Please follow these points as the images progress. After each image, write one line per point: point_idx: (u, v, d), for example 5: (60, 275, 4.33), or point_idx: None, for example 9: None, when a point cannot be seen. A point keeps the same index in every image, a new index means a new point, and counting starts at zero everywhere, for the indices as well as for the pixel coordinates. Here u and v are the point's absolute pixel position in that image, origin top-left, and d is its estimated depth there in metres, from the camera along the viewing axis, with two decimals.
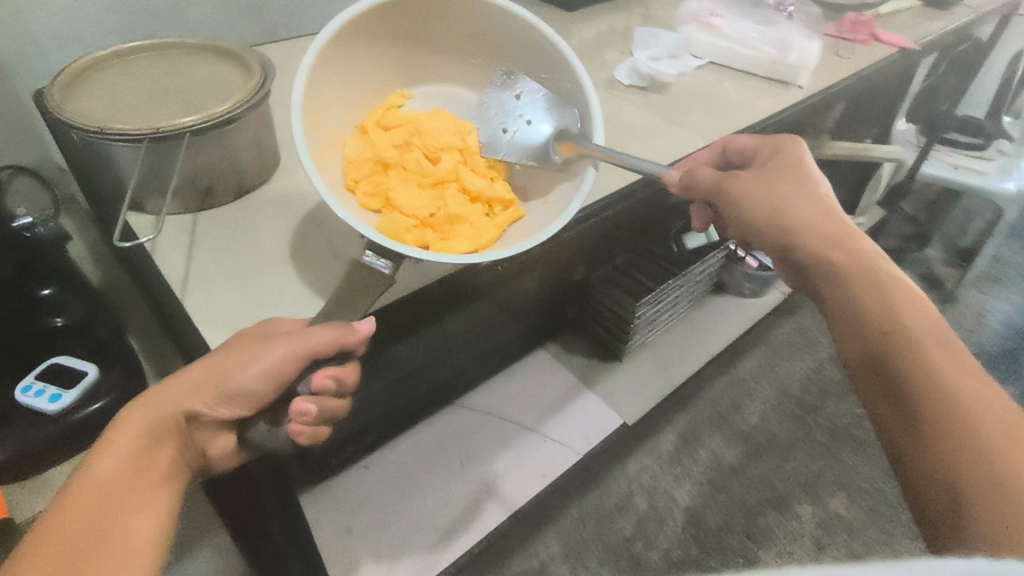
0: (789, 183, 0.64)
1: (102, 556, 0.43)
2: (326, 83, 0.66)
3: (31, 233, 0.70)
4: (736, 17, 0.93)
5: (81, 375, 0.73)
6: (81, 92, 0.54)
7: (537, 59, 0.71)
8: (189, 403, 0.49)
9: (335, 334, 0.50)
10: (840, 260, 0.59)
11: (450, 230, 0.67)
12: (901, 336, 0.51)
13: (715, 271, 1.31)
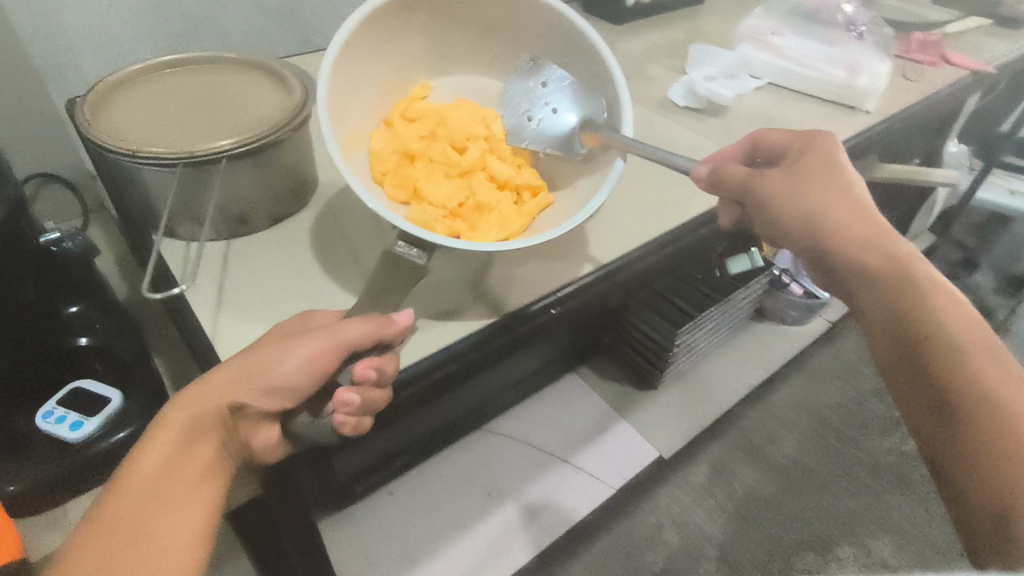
0: (825, 183, 0.57)
1: (138, 559, 0.41)
2: (352, 81, 0.63)
3: (62, 248, 0.62)
4: (798, 36, 0.88)
5: (105, 402, 0.61)
6: (111, 109, 0.51)
7: (567, 52, 0.67)
8: (234, 395, 0.46)
9: (376, 326, 0.48)
10: (875, 267, 0.54)
11: (479, 218, 0.64)
12: (944, 350, 0.49)
13: (757, 297, 1.24)
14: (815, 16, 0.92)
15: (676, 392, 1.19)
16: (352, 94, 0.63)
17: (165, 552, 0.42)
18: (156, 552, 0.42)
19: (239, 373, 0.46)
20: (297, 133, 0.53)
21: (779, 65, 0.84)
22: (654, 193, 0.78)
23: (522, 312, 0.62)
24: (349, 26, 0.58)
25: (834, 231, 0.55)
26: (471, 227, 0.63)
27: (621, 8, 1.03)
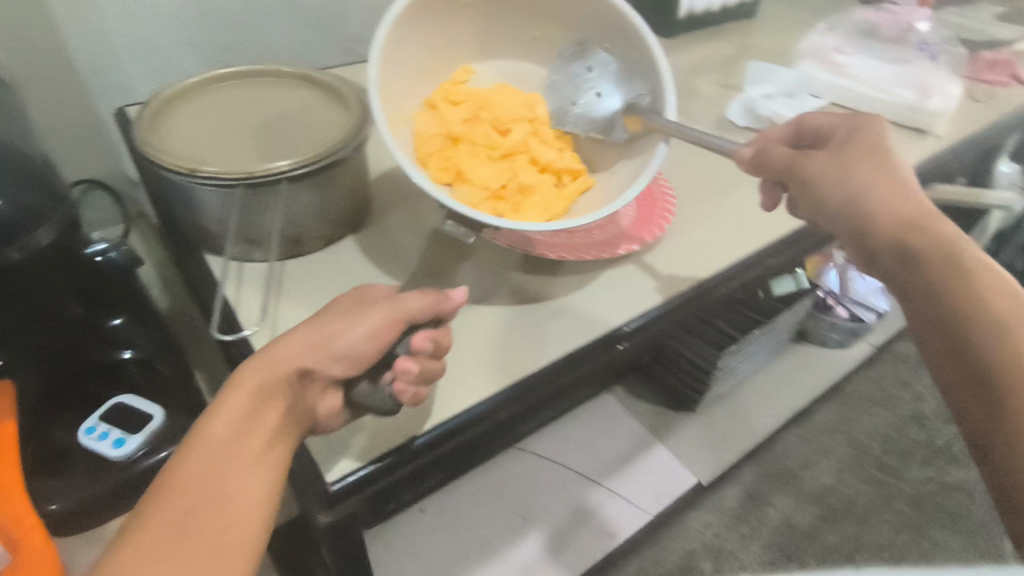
0: (873, 162, 0.53)
1: (215, 520, 0.39)
2: (396, 64, 0.58)
3: (106, 258, 0.58)
4: (864, 56, 0.85)
5: (146, 419, 0.61)
6: (167, 124, 0.50)
7: (609, 35, 0.62)
8: (304, 357, 0.44)
9: (435, 299, 0.47)
10: (925, 251, 0.50)
11: (522, 199, 0.59)
12: (1000, 336, 0.45)
13: (799, 320, 1.18)
14: (878, 35, 0.90)
15: (715, 416, 1.15)
16: (399, 82, 0.60)
17: (236, 519, 0.40)
18: (228, 519, 0.39)
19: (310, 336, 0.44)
20: (355, 154, 0.52)
21: (843, 85, 0.81)
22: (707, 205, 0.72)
23: (585, 348, 0.55)
24: (392, 12, 0.55)
25: (879, 209, 0.51)
26: (514, 209, 0.58)
27: (673, 19, 1.00)
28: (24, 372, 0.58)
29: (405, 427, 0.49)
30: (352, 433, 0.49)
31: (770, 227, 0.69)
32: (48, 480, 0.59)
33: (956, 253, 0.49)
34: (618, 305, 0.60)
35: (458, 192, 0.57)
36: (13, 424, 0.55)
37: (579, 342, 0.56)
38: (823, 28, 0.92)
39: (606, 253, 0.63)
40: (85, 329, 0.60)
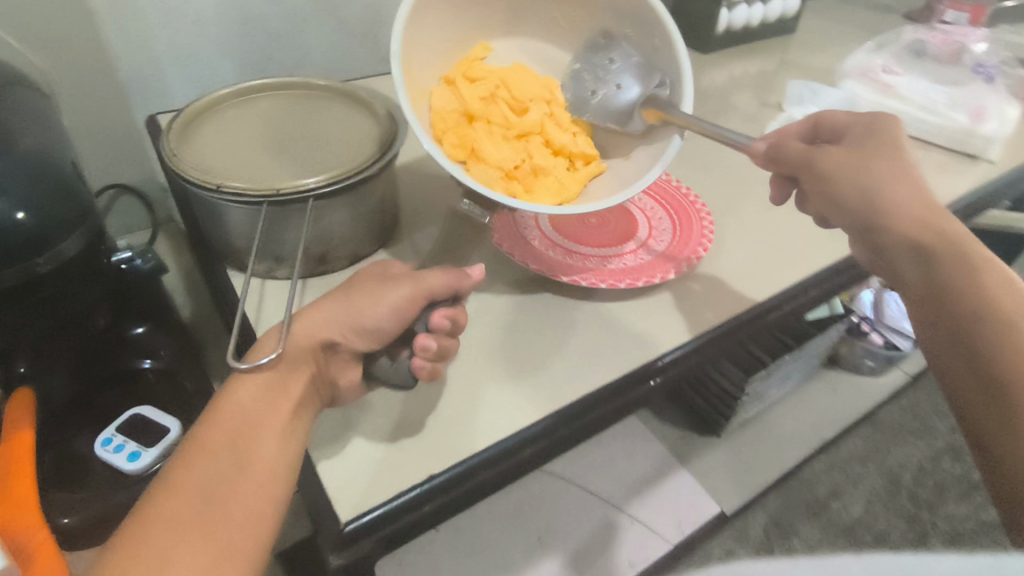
0: (890, 159, 0.50)
1: (240, 477, 0.40)
2: (417, 41, 0.57)
3: (133, 265, 0.58)
4: (913, 75, 0.82)
5: (163, 432, 0.57)
6: (196, 137, 0.49)
7: (633, 27, 0.59)
8: (329, 330, 0.46)
9: (454, 277, 0.50)
10: (929, 243, 0.47)
11: (535, 181, 0.59)
12: (999, 324, 0.42)
13: (831, 345, 1.13)
14: (929, 53, 0.86)
15: (741, 441, 1.10)
16: (419, 61, 0.58)
17: (260, 486, 0.41)
18: (252, 486, 0.40)
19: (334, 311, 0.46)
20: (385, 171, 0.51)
21: (890, 108, 0.78)
22: (746, 227, 0.70)
23: (620, 382, 0.53)
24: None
25: (893, 207, 0.48)
26: (526, 190, 0.58)
27: (711, 35, 0.98)
28: (50, 378, 0.56)
29: (427, 449, 0.48)
30: (373, 453, 0.48)
31: (809, 254, 0.66)
32: (61, 494, 0.54)
33: (968, 252, 0.46)
34: (652, 335, 0.57)
35: (471, 170, 0.57)
36: (29, 431, 0.51)
37: (613, 375, 0.53)
38: (869, 47, 0.88)
39: (641, 280, 0.59)
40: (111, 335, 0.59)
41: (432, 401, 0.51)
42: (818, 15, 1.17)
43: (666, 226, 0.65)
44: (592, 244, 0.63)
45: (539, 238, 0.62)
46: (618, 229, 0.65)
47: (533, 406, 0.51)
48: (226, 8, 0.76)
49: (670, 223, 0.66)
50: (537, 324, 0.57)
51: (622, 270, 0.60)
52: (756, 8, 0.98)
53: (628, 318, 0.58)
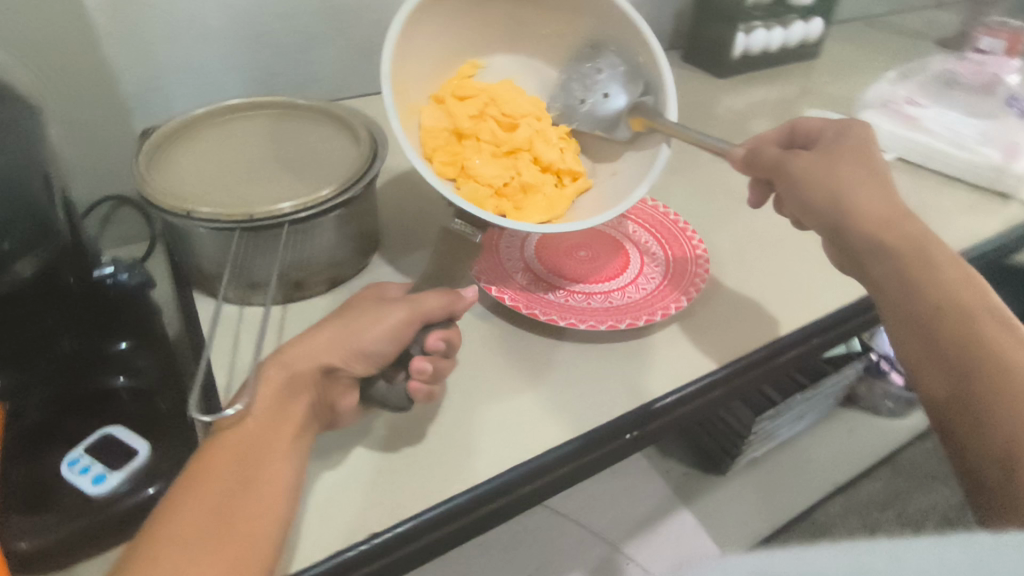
0: (858, 163, 0.49)
1: (248, 502, 0.39)
2: (406, 60, 0.56)
3: (116, 280, 0.57)
4: (939, 107, 0.78)
5: (132, 452, 0.50)
6: (169, 158, 0.47)
7: (620, 40, 0.58)
8: (330, 355, 0.45)
9: (449, 299, 0.49)
10: (897, 241, 0.46)
11: (524, 198, 0.57)
12: (961, 314, 0.42)
13: (848, 383, 1.08)
14: (958, 86, 0.82)
15: (750, 482, 1.04)
16: (410, 79, 0.57)
17: (267, 506, 0.39)
18: (261, 505, 0.39)
19: (334, 332, 0.45)
20: (367, 193, 0.49)
21: (914, 139, 0.73)
22: (754, 265, 0.66)
23: (588, 439, 0.49)
24: (404, 12, 0.52)
25: (860, 209, 0.47)
26: (515, 207, 0.56)
27: (727, 60, 0.95)
28: (27, 397, 0.52)
29: (399, 487, 0.46)
30: (344, 489, 0.46)
31: (821, 292, 0.63)
32: (19, 519, 0.45)
33: (930, 251, 0.45)
34: (632, 385, 0.53)
35: (461, 188, 0.55)
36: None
37: (583, 431, 0.49)
38: (893, 77, 0.84)
39: (624, 322, 0.53)
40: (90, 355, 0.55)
41: (410, 436, 0.49)
42: (843, 40, 1.14)
43: (659, 262, 0.61)
44: (579, 279, 0.58)
45: (521, 271, 0.59)
46: (611, 263, 0.60)
47: (514, 446, 0.48)
48: (232, 22, 0.75)
49: (662, 252, 0.62)
50: (529, 364, 0.54)
51: (606, 309, 0.55)
52: (776, 33, 0.94)
53: (611, 365, 0.54)
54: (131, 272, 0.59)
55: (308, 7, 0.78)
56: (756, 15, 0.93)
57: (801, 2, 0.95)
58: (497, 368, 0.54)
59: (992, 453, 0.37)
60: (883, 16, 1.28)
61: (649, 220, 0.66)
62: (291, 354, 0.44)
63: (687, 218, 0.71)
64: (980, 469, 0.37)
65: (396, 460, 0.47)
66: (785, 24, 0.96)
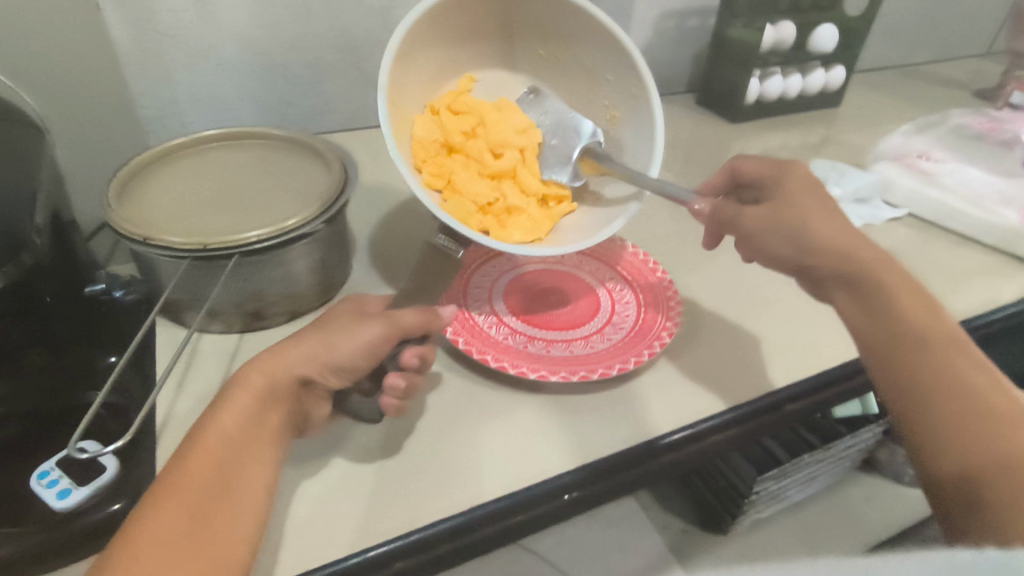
0: (814, 196, 0.50)
1: (225, 517, 0.36)
2: (405, 68, 0.54)
3: (111, 297, 0.59)
4: (958, 163, 0.74)
5: (101, 467, 0.46)
6: (145, 191, 0.51)
7: (617, 67, 0.58)
8: (304, 367, 0.42)
9: (428, 317, 0.46)
10: (860, 274, 0.46)
11: (508, 217, 0.56)
12: (916, 342, 0.42)
13: (865, 446, 1.00)
14: (982, 143, 0.78)
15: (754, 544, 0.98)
16: (407, 89, 0.55)
17: (247, 510, 0.37)
18: (239, 509, 0.37)
19: (311, 345, 0.42)
20: (331, 224, 0.51)
21: (931, 197, 0.70)
22: (751, 313, 0.62)
23: (517, 499, 0.44)
24: (404, 25, 0.51)
25: (819, 247, 0.47)
26: (500, 225, 0.56)
27: (741, 105, 0.94)
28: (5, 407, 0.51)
29: (348, 514, 0.43)
30: (288, 509, 0.43)
31: (820, 342, 0.59)
32: None
33: (885, 276, 0.45)
34: (582, 439, 0.48)
35: (448, 204, 0.54)
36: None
37: (514, 489, 0.45)
38: (908, 130, 0.82)
39: (577, 374, 0.51)
40: (77, 368, 0.54)
41: (365, 451, 0.47)
42: (872, 89, 1.11)
43: (630, 313, 0.58)
44: (542, 326, 0.57)
45: (485, 314, 0.57)
46: (582, 311, 0.59)
47: (463, 479, 0.45)
48: (249, 55, 0.76)
49: (637, 303, 0.60)
50: (498, 401, 0.51)
51: (565, 359, 0.53)
52: (793, 80, 0.93)
53: (571, 413, 0.50)
54: (128, 290, 0.60)
55: (324, 43, 0.79)
56: (773, 61, 0.92)
57: (823, 51, 0.93)
58: (464, 393, 0.52)
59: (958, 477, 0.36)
60: (922, 63, 1.25)
61: (630, 268, 0.64)
62: (265, 360, 0.42)
63: (684, 262, 0.69)
64: (936, 479, 0.38)
65: (348, 481, 0.45)
66: (805, 71, 0.95)
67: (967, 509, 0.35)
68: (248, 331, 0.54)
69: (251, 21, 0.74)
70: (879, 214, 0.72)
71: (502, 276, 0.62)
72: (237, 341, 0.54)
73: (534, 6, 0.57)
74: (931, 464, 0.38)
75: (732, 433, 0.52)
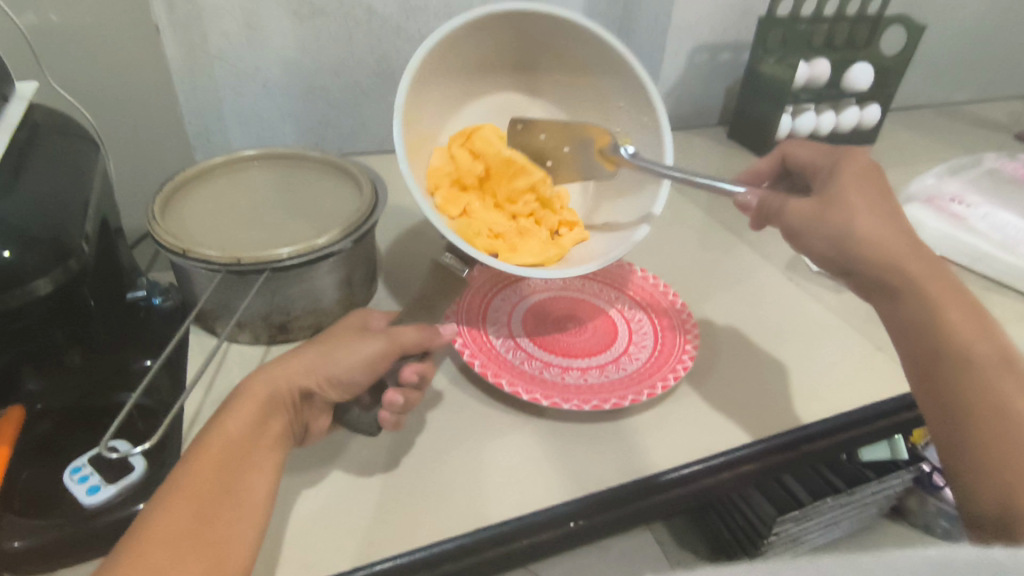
0: (866, 192, 0.47)
1: (226, 520, 0.37)
2: (425, 93, 0.56)
3: (151, 302, 0.62)
4: (991, 207, 0.75)
5: (130, 465, 0.48)
6: (185, 206, 0.53)
7: (629, 95, 0.59)
8: (304, 379, 0.44)
9: (427, 334, 0.48)
10: (912, 278, 0.44)
11: (519, 242, 0.57)
12: (964, 361, 0.41)
13: (892, 493, 0.96)
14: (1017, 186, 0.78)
15: None
16: (425, 111, 0.57)
17: (247, 513, 0.38)
18: (240, 512, 0.38)
19: (310, 357, 0.44)
20: (358, 244, 0.53)
21: (964, 244, 0.71)
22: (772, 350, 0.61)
23: (521, 524, 0.44)
24: (424, 47, 0.51)
25: (865, 247, 0.45)
26: (511, 248, 0.56)
27: (772, 139, 0.94)
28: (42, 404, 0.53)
29: (352, 528, 0.44)
30: (296, 520, 0.44)
31: (842, 380, 0.58)
32: (17, 518, 0.45)
33: (929, 290, 0.44)
34: (591, 466, 0.48)
35: (459, 226, 0.55)
36: (8, 447, 0.47)
37: (519, 513, 0.45)
38: (941, 171, 0.81)
39: (589, 403, 0.51)
40: (113, 370, 0.57)
41: (377, 464, 0.48)
42: (908, 127, 1.09)
43: (647, 344, 0.58)
44: (557, 352, 0.57)
45: (502, 338, 0.58)
46: (599, 338, 0.59)
47: (471, 499, 0.46)
48: (292, 77, 0.79)
49: (654, 332, 0.60)
50: (508, 424, 0.52)
51: (580, 387, 0.53)
52: (826, 117, 0.93)
53: (582, 440, 0.51)
54: (166, 296, 0.62)
55: (365, 68, 0.82)
56: (806, 98, 0.92)
57: (857, 89, 0.93)
58: (477, 413, 0.53)
59: (1001, 501, 0.37)
60: (961, 103, 1.23)
61: (640, 294, 0.64)
62: (268, 370, 0.44)
63: (704, 294, 0.69)
64: (975, 500, 0.38)
65: (354, 495, 0.46)
66: (839, 108, 0.95)
67: (1004, 537, 0.36)
68: (272, 343, 0.56)
69: (296, 46, 0.77)
70: None
71: (521, 301, 0.63)
72: (262, 352, 0.56)
73: (554, 36, 0.58)
74: (968, 489, 0.39)
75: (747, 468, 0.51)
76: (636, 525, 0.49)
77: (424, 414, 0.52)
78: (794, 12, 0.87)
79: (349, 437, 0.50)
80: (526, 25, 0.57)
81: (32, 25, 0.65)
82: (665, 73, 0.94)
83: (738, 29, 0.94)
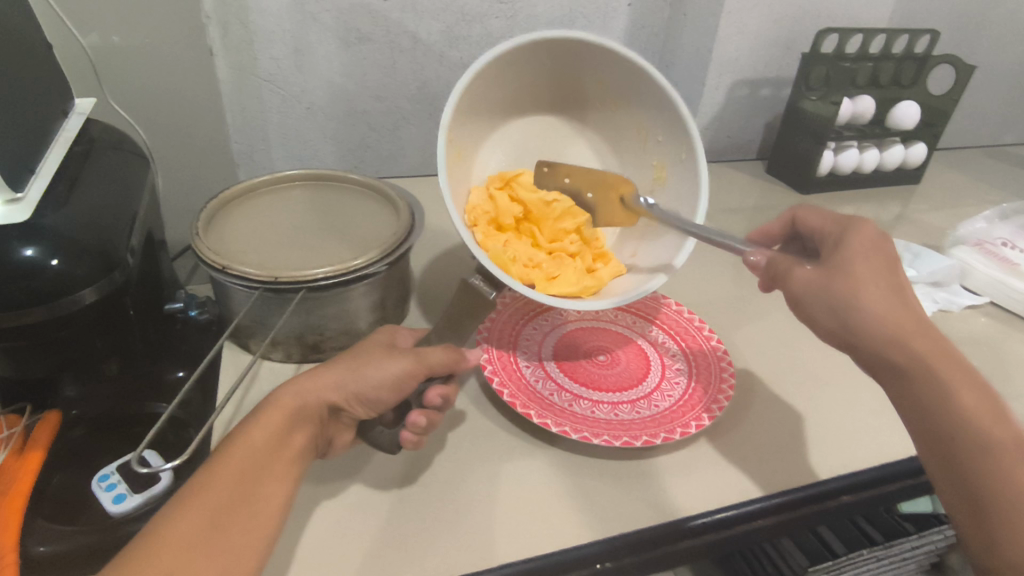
0: (874, 265, 0.43)
1: (235, 531, 0.37)
2: (468, 114, 0.56)
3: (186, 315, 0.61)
4: None
5: (156, 478, 0.49)
6: (225, 228, 0.54)
7: (665, 129, 0.58)
8: (333, 395, 0.44)
9: (453, 356, 0.48)
10: (926, 355, 0.41)
11: (556, 271, 0.57)
12: (980, 447, 0.39)
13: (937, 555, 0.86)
14: None
15: None
16: (462, 128, 0.56)
17: (253, 526, 0.38)
18: (253, 522, 0.38)
19: (338, 373, 0.44)
20: (393, 266, 0.53)
21: (1014, 288, 0.69)
22: (808, 392, 0.60)
23: (549, 562, 0.43)
24: (470, 72, 0.52)
25: (873, 325, 0.41)
26: (549, 277, 0.56)
27: (812, 175, 0.93)
28: (75, 404, 0.54)
29: (372, 552, 0.42)
30: (311, 541, 0.43)
31: (886, 430, 0.55)
32: (47, 522, 0.46)
33: (943, 370, 0.40)
34: (619, 507, 0.47)
35: (496, 252, 0.54)
36: (42, 452, 0.48)
37: (546, 551, 0.43)
38: (992, 216, 0.81)
39: (620, 440, 0.49)
40: (151, 380, 0.58)
41: (402, 489, 0.47)
42: (954, 168, 1.07)
43: (680, 381, 0.57)
44: (589, 385, 0.56)
45: (532, 367, 0.57)
46: (630, 374, 0.58)
47: (492, 531, 0.44)
48: (336, 101, 0.82)
49: (686, 371, 0.58)
50: (536, 455, 0.51)
51: (610, 423, 0.52)
52: (869, 154, 0.92)
53: (612, 477, 0.49)
54: (202, 308, 0.62)
55: (407, 95, 0.84)
56: (848, 135, 0.92)
57: (903, 127, 0.91)
58: (504, 443, 0.52)
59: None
60: (1009, 145, 1.20)
61: (669, 323, 0.64)
62: (297, 385, 0.44)
63: (738, 330, 0.67)
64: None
65: (367, 517, 0.45)
66: (881, 147, 0.94)
67: None
68: (302, 362, 0.56)
69: (341, 71, 0.79)
70: (957, 299, 0.71)
71: (554, 332, 0.62)
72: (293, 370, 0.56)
73: (595, 65, 0.58)
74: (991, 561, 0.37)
75: (782, 516, 0.49)
76: (657, 571, 0.47)
77: (444, 440, 0.52)
78: (838, 49, 0.86)
79: (367, 459, 0.49)
80: (567, 52, 0.57)
81: (94, 44, 0.67)
82: (703, 107, 0.94)
83: (780, 65, 0.93)
